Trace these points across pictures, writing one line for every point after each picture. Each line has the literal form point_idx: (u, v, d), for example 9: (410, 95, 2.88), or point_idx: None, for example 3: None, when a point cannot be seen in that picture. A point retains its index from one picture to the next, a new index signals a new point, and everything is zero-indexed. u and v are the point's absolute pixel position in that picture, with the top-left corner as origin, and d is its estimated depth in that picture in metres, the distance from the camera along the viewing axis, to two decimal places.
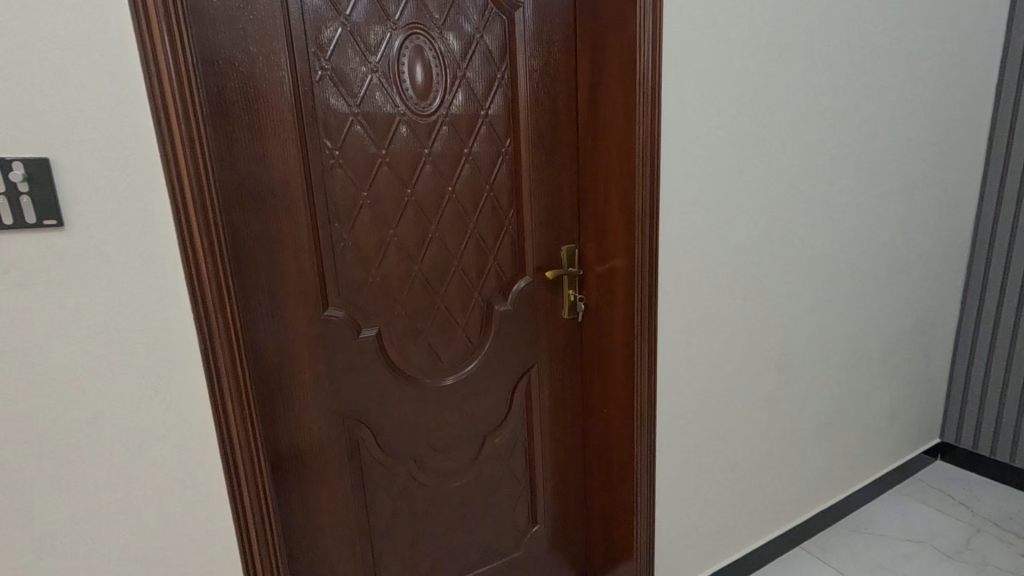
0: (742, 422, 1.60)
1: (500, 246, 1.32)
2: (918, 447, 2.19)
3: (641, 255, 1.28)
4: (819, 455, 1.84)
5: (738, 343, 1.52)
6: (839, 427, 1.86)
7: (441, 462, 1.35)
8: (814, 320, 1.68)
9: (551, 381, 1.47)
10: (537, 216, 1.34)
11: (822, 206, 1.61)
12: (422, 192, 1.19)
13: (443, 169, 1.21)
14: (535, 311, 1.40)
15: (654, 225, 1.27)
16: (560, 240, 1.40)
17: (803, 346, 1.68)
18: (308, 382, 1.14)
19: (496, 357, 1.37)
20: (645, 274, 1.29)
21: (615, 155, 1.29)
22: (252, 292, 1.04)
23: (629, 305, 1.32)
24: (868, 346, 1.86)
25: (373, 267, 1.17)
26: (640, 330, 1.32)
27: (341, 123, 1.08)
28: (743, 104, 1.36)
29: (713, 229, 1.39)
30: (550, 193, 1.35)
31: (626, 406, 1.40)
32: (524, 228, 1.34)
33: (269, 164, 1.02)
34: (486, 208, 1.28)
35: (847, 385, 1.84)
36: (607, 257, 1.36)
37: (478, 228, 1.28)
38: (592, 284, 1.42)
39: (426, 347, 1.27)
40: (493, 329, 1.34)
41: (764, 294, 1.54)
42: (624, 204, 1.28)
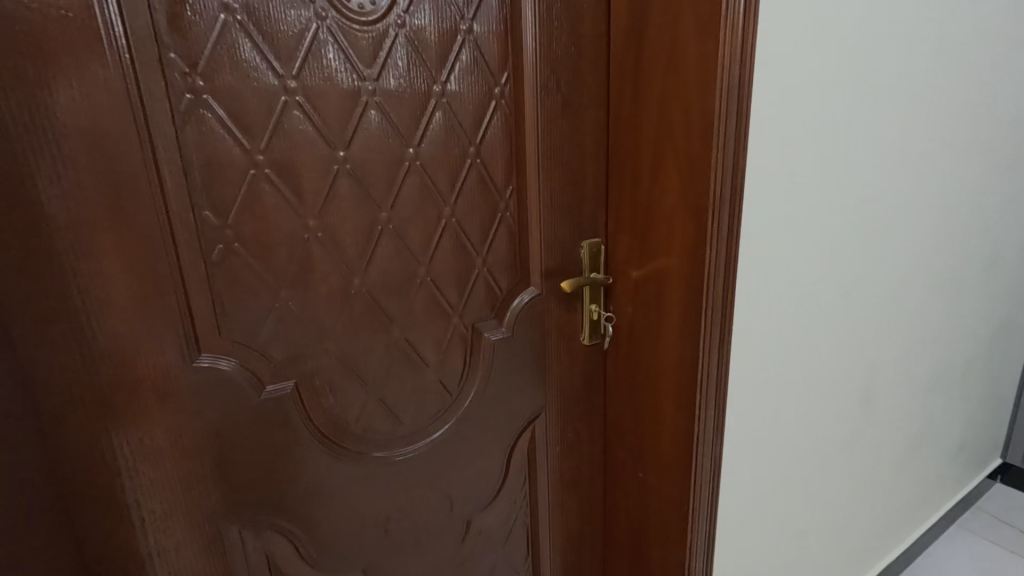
0: (812, 474, 1.21)
1: (493, 244, 0.86)
2: (981, 470, 1.85)
3: (710, 262, 0.82)
4: (889, 499, 1.47)
5: (815, 371, 1.11)
6: (913, 463, 1.49)
7: (406, 564, 0.91)
8: (899, 332, 1.28)
9: (565, 433, 1.03)
10: (548, 196, 0.88)
11: (920, 183, 1.19)
12: (362, 159, 0.72)
13: (399, 120, 0.73)
14: (544, 337, 0.95)
15: (733, 218, 0.81)
16: (580, 232, 0.94)
17: (887, 367, 1.28)
18: (170, 477, 0.68)
19: (487, 408, 0.92)
20: (715, 291, 0.84)
21: (673, 105, 0.82)
22: (41, 335, 0.57)
23: (688, 333, 0.88)
24: (950, 361, 1.48)
25: (284, 283, 0.70)
26: (702, 371, 0.88)
27: (207, 26, 0.59)
28: (856, 29, 0.91)
29: (802, 217, 0.96)
30: (568, 162, 0.89)
31: (676, 473, 0.97)
32: (529, 216, 0.88)
33: (51, 98, 0.54)
34: (469, 184, 0.81)
35: (926, 412, 1.46)
36: (651, 260, 0.91)
37: (459, 218, 0.81)
38: (625, 297, 0.97)
39: (378, 403, 0.81)
40: (482, 369, 0.89)
41: (849, 304, 1.13)
42: (685, 182, 0.82)
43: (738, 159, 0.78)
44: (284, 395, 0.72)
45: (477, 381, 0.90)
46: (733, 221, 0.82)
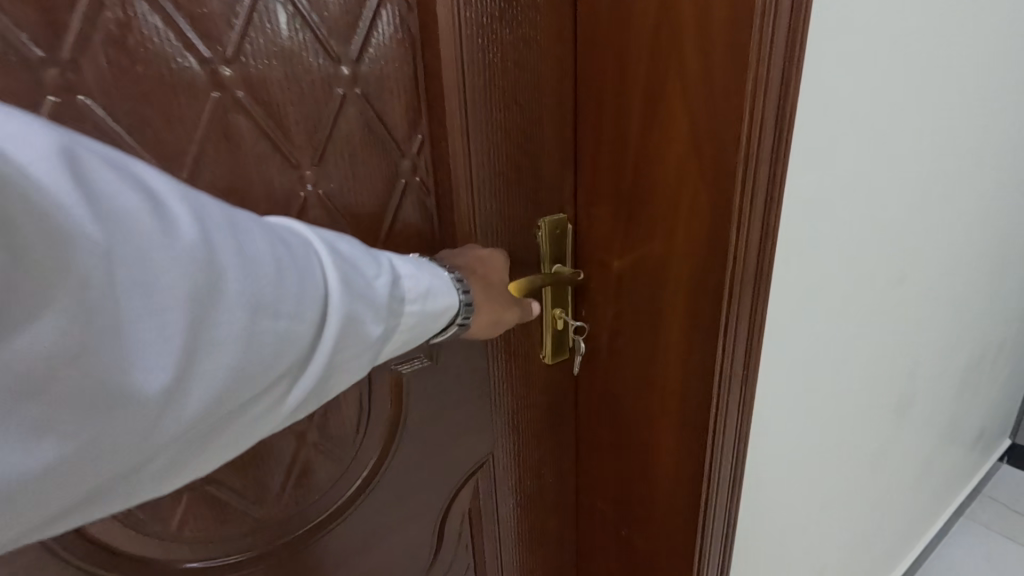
0: (835, 501, 0.98)
1: (394, 229, 0.55)
2: (995, 453, 1.67)
3: (738, 259, 0.54)
4: (908, 507, 1.27)
5: (851, 380, 0.85)
6: (935, 465, 1.29)
7: None
8: (945, 318, 1.03)
9: (523, 482, 0.76)
10: (485, 154, 0.56)
11: (996, 127, 0.90)
12: (124, 88, 0.40)
13: (193, 15, 0.41)
14: (486, 360, 0.66)
15: (775, 191, 0.53)
16: (535, 206, 0.63)
17: (927, 363, 1.03)
18: None
19: (405, 468, 0.64)
20: (741, 302, 0.57)
21: (684, 7, 0.50)
22: None
23: (699, 360, 0.61)
24: (985, 344, 1.25)
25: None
26: (718, 413, 0.62)
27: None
28: None
29: (857, 180, 0.67)
30: (514, 101, 0.57)
31: (676, 532, 0.72)
32: (452, 185, 0.56)
33: None
34: (346, 135, 0.50)
35: (956, 405, 1.23)
36: (645, 253, 0.62)
37: (332, 192, 0.50)
38: (604, 302, 0.68)
39: (216, 489, 0.51)
40: (389, 416, 0.60)
41: (898, 290, 0.86)
42: (701, 136, 0.53)
43: (789, 96, 0.49)
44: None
45: (383, 435, 0.60)
46: (775, 195, 0.53)
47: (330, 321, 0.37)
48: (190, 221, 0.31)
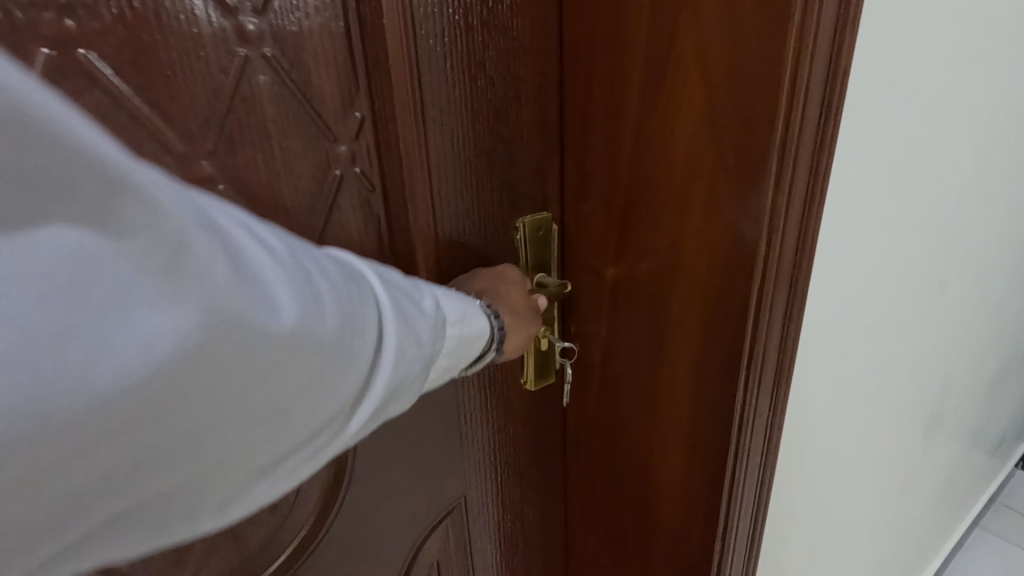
0: (857, 531, 0.88)
1: (327, 234, 0.43)
2: (1011, 459, 1.58)
3: (767, 272, 0.43)
4: (928, 523, 1.17)
5: (885, 402, 0.74)
6: (955, 479, 1.19)
7: None
8: (981, 325, 0.92)
9: (503, 524, 0.65)
10: (442, 136, 0.45)
11: None
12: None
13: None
14: (453, 388, 0.55)
15: (815, 185, 0.41)
16: (511, 203, 0.51)
17: (959, 375, 0.92)
18: None
19: (355, 522, 0.53)
20: (770, 322, 0.45)
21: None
22: None
23: (713, 389, 0.50)
24: (1015, 348, 1.14)
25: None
26: (736, 451, 0.51)
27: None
28: None
29: (909, 163, 0.54)
30: (480, 70, 0.45)
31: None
32: (402, 177, 0.45)
33: None
34: (255, 111, 0.37)
35: (982, 415, 1.13)
36: (646, 262, 0.50)
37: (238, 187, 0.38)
38: (596, 318, 0.57)
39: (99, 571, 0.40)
40: (331, 463, 0.49)
41: (943, 299, 0.74)
42: (723, 115, 0.41)
43: (838, 63, 0.37)
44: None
45: (324, 486, 0.49)
46: (814, 192, 0.41)
47: (388, 332, 0.33)
48: (276, 236, 0.29)
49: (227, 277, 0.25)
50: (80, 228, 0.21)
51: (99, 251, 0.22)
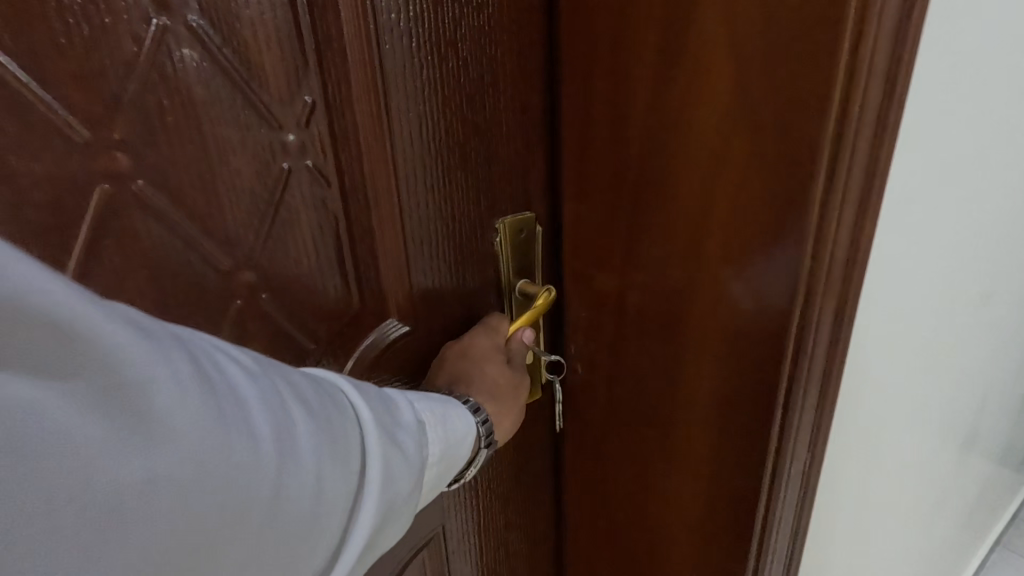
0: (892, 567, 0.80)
1: (275, 237, 0.37)
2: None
3: (812, 288, 0.36)
4: (954, 548, 1.10)
5: (931, 431, 0.66)
6: (981, 499, 1.12)
7: None
8: (1016, 340, 0.85)
9: (486, 554, 0.59)
10: (409, 125, 0.40)
11: None
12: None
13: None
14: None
15: (875, 191, 0.34)
16: (490, 202, 0.46)
17: (993, 392, 0.85)
18: None
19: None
20: (813, 351, 0.38)
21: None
22: None
23: (740, 422, 0.43)
24: None
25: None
26: (773, 499, 0.44)
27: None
28: None
29: (977, 155, 0.46)
30: (452, 48, 0.40)
31: None
32: (364, 171, 0.40)
33: None
34: (182, 95, 0.32)
35: (1010, 430, 1.07)
36: (658, 273, 0.44)
37: (162, 181, 0.32)
38: (595, 333, 0.51)
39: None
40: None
41: (992, 315, 0.66)
42: (759, 100, 0.35)
43: (907, 40, 0.30)
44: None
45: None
46: (873, 199, 0.34)
47: (374, 450, 0.31)
48: (248, 355, 0.27)
49: (211, 425, 0.23)
50: (64, 402, 0.19)
51: (84, 414, 0.20)
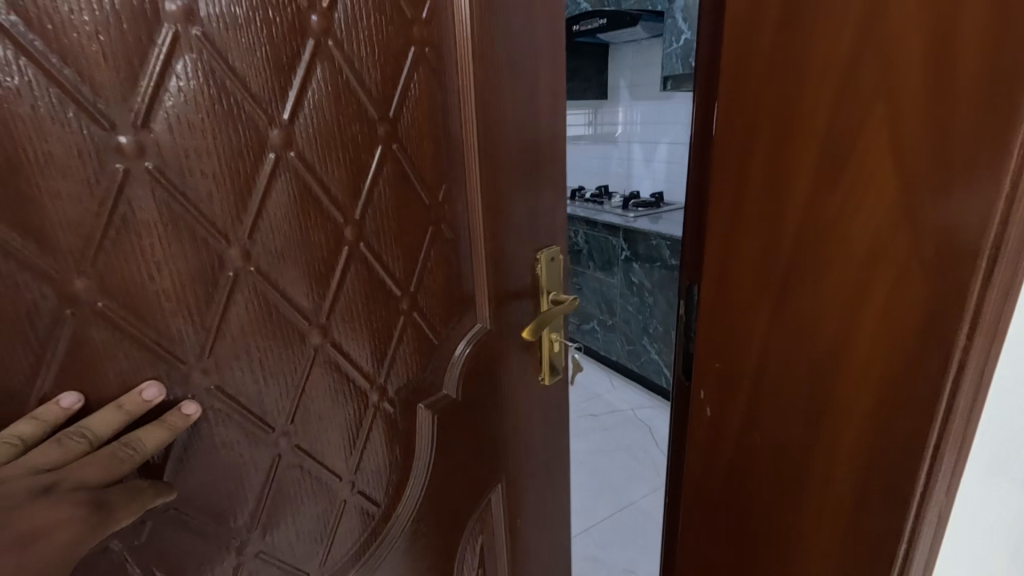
0: None
1: (422, 273, 0.59)
2: None
3: (964, 369, 0.40)
4: None
5: None
6: None
7: None
8: None
9: (529, 497, 0.82)
10: (494, 200, 0.63)
11: None
12: (183, 157, 0.41)
13: (248, 74, 0.43)
14: (498, 386, 0.71)
15: (1018, 283, 0.38)
16: (533, 242, 0.70)
17: None
18: None
19: (433, 502, 0.67)
20: (957, 423, 0.42)
21: (907, 50, 0.38)
22: None
23: (880, 482, 0.48)
24: None
25: (37, 397, 0.39)
26: (909, 550, 0.48)
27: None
28: None
29: None
30: (519, 153, 0.64)
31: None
32: (468, 228, 0.63)
33: None
34: (380, 191, 0.54)
35: None
36: (814, 343, 0.50)
37: (372, 240, 0.54)
38: (737, 382, 0.60)
39: (266, 549, 0.54)
40: (420, 459, 0.64)
41: None
42: (921, 207, 0.40)
43: None
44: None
45: (413, 476, 0.64)
46: (1011, 301, 0.38)
47: None
48: None
49: None
50: None
51: None
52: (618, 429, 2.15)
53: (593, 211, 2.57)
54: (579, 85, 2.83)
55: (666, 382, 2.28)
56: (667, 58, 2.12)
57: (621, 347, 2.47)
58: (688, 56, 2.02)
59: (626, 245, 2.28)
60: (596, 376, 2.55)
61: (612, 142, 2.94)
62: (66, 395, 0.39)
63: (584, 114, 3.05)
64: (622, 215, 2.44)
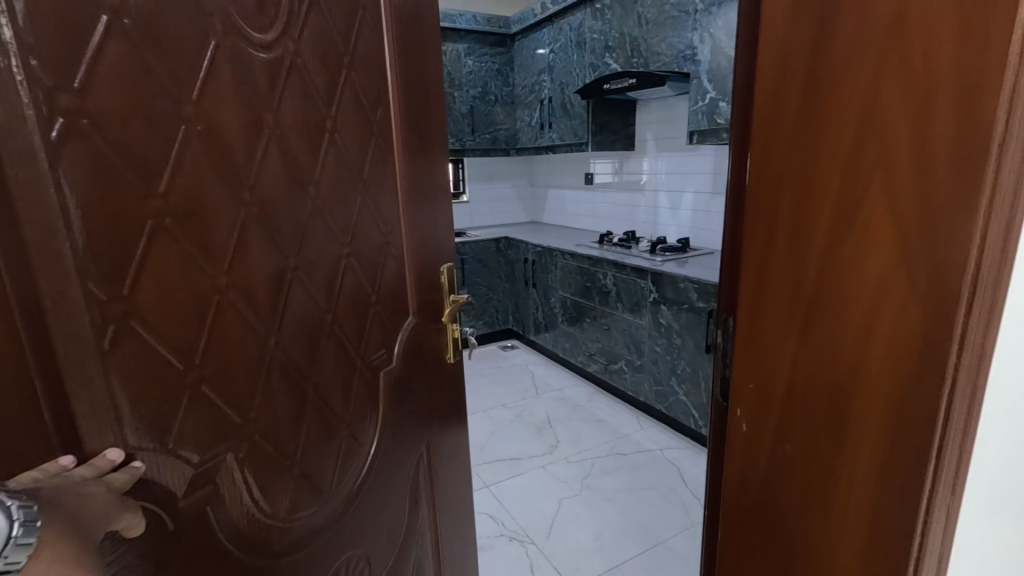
0: None
1: (382, 277, 0.82)
2: None
3: (957, 380, 0.44)
4: None
5: None
6: None
7: None
8: None
9: (446, 450, 1.06)
10: (419, 228, 0.91)
11: None
12: (268, 202, 0.60)
13: (296, 146, 0.64)
14: (425, 362, 0.96)
15: (995, 317, 0.43)
16: (437, 256, 0.98)
17: None
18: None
19: (391, 451, 0.87)
20: (951, 447, 0.46)
21: (895, 108, 0.44)
22: None
23: (894, 498, 0.49)
24: None
25: (200, 350, 0.54)
26: (917, 564, 0.50)
27: (66, 15, 0.41)
28: None
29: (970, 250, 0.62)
30: (424, 193, 0.92)
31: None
32: (404, 245, 0.88)
33: None
34: (361, 220, 0.76)
35: None
36: (818, 378, 0.54)
37: (356, 255, 0.76)
38: (764, 413, 0.61)
39: (302, 475, 0.68)
40: (384, 412, 0.83)
41: None
42: (915, 253, 0.44)
43: None
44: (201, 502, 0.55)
45: (381, 426, 0.83)
46: (990, 335, 0.43)
47: None
48: None
49: None
50: None
51: None
52: (646, 469, 2.17)
53: (621, 254, 2.68)
54: (609, 137, 3.01)
55: (694, 423, 2.29)
56: (692, 114, 2.27)
57: (649, 388, 2.51)
58: (713, 113, 2.15)
59: (655, 288, 2.36)
60: (623, 418, 2.59)
61: (639, 190, 3.09)
62: (61, 455, 0.43)
63: (612, 163, 3.24)
64: (648, 258, 2.55)
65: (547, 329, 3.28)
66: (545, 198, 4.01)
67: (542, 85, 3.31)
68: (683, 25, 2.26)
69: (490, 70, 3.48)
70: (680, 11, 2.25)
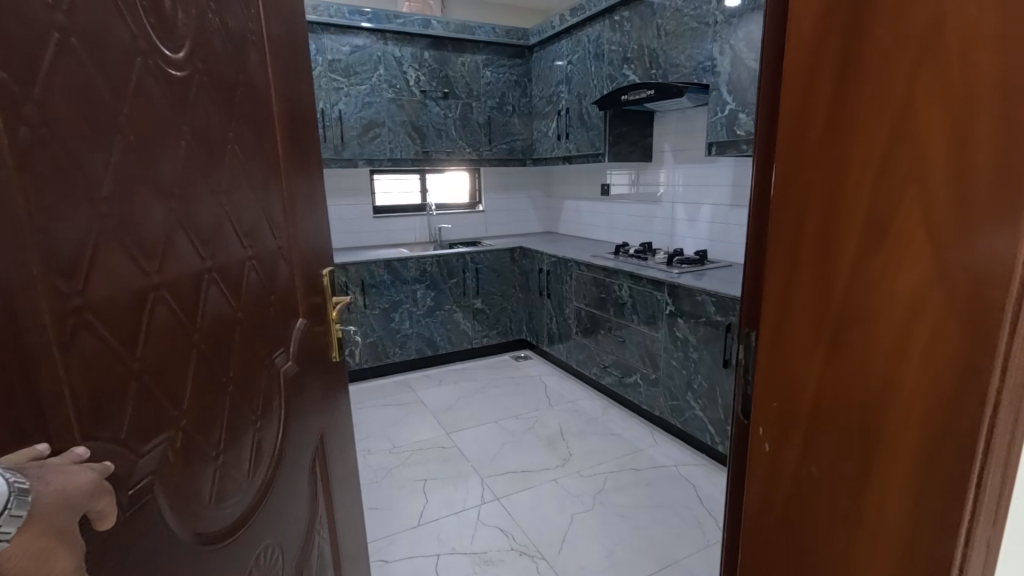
0: None
1: (278, 278, 0.85)
2: None
3: (998, 406, 0.41)
4: None
5: None
6: None
7: None
8: None
9: (335, 445, 1.08)
10: (303, 235, 0.95)
11: None
12: (187, 206, 0.61)
13: (205, 156, 0.65)
14: (315, 362, 0.99)
15: None
16: (319, 261, 1.02)
17: None
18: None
19: (292, 446, 0.87)
20: (991, 476, 0.43)
21: (931, 120, 0.42)
22: None
23: (927, 528, 0.47)
24: None
25: (140, 343, 0.53)
26: None
27: (21, 25, 0.40)
28: None
29: None
30: (305, 202, 0.96)
31: None
32: (294, 250, 0.91)
33: None
34: (259, 226, 0.78)
35: None
36: (846, 399, 0.52)
37: (258, 258, 0.77)
38: (787, 433, 0.59)
39: (223, 464, 0.67)
40: (284, 407, 0.84)
41: None
42: (953, 271, 0.42)
43: None
44: (148, 496, 0.53)
45: (282, 424, 0.83)
46: None
47: None
48: None
49: None
50: None
51: None
52: (661, 486, 2.12)
53: (638, 266, 2.64)
54: (627, 147, 2.99)
55: (711, 440, 2.24)
56: (711, 125, 2.24)
57: (666, 403, 2.45)
58: (733, 125, 2.13)
59: (671, 300, 2.33)
60: (637, 432, 2.56)
61: (657, 202, 3.06)
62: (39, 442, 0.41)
63: (629, 174, 3.24)
64: (666, 270, 2.51)
65: (561, 341, 3.27)
66: (561, 208, 4.02)
67: (559, 96, 3.32)
68: (702, 36, 2.25)
69: (510, 82, 3.51)
70: (700, 23, 2.25)
